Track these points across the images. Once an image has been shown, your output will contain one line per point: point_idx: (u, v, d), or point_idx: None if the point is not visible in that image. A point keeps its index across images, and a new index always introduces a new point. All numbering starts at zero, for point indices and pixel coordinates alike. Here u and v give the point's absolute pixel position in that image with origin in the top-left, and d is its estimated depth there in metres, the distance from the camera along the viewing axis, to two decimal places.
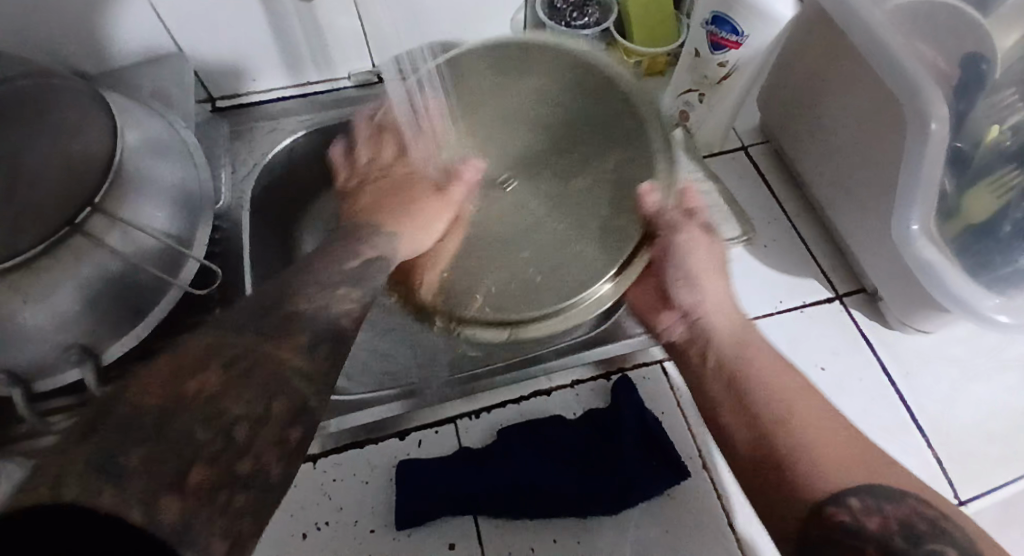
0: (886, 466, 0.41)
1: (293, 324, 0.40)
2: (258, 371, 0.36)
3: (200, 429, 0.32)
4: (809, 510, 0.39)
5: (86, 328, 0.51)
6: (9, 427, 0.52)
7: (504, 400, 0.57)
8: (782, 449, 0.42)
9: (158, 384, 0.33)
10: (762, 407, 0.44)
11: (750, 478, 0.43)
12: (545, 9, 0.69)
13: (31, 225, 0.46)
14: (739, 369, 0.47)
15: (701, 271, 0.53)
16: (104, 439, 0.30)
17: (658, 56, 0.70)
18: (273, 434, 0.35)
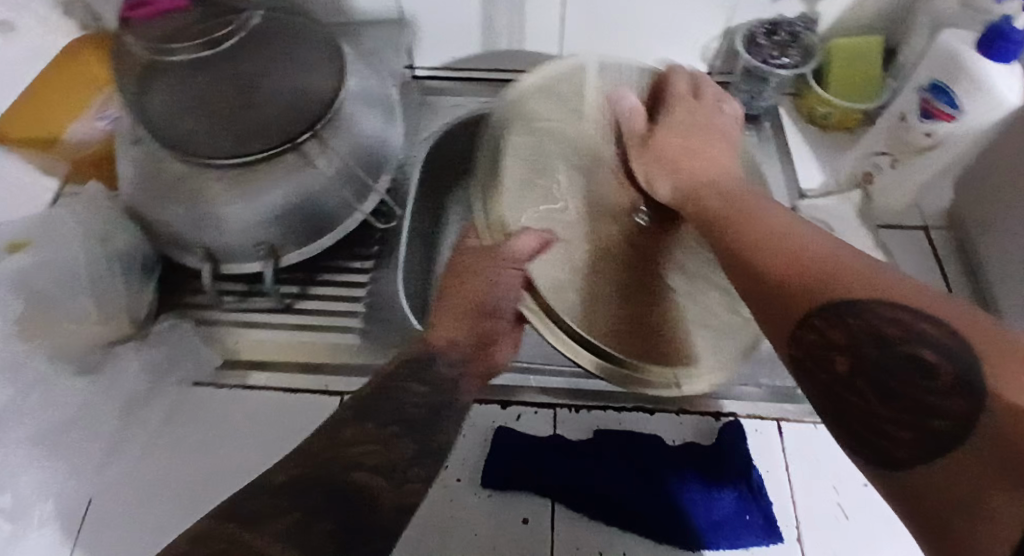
0: (873, 270, 0.28)
1: (393, 385, 0.41)
2: (381, 412, 0.39)
3: (350, 473, 0.35)
4: (793, 323, 0.30)
5: (276, 231, 0.58)
6: (191, 295, 0.61)
7: (607, 405, 0.57)
8: (759, 263, 0.33)
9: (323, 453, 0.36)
10: (759, 235, 0.34)
11: (765, 309, 0.33)
12: (746, 43, 0.68)
13: (262, 137, 0.54)
14: (703, 196, 0.42)
15: (679, 154, 0.46)
16: (276, 498, 0.32)
17: (851, 112, 0.68)
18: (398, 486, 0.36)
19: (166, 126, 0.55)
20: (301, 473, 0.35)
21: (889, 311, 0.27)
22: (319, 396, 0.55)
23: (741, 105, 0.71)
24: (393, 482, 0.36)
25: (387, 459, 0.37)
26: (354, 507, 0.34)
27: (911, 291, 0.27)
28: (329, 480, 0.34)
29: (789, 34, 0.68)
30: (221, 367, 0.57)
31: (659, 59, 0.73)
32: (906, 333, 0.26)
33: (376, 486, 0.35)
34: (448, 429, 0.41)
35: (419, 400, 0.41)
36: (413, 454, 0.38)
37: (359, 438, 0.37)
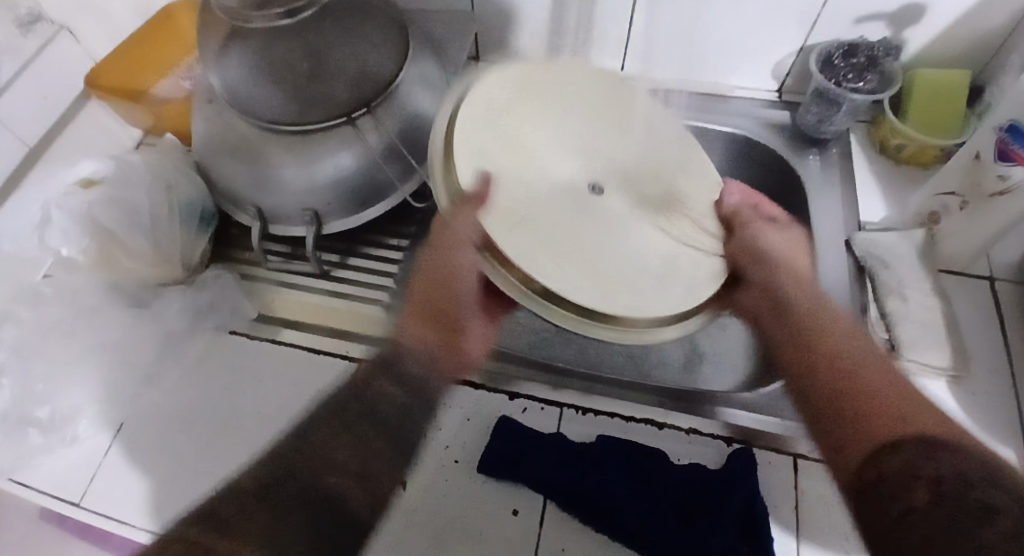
0: (913, 414, 0.43)
1: (363, 386, 0.49)
2: (363, 421, 0.47)
3: (326, 481, 0.43)
4: (868, 455, 0.42)
5: (324, 201, 0.61)
6: (241, 250, 0.65)
7: (615, 413, 0.57)
8: (838, 400, 0.45)
9: (315, 460, 0.44)
10: (839, 387, 0.45)
11: (840, 454, 0.44)
12: (819, 62, 0.65)
13: (322, 111, 0.57)
14: (823, 329, 0.50)
15: (784, 261, 0.56)
16: (260, 499, 0.42)
17: (927, 147, 0.63)
18: (362, 488, 0.45)
19: (239, 91, 0.58)
20: (272, 471, 0.44)
21: (908, 435, 0.41)
22: (340, 360, 0.57)
23: (808, 129, 0.68)
24: (362, 490, 0.45)
25: (360, 486, 0.45)
26: (329, 518, 0.43)
27: (904, 393, 0.44)
28: (309, 490, 0.43)
29: (868, 57, 0.64)
30: (255, 320, 0.60)
31: (726, 73, 0.71)
32: (914, 442, 0.41)
33: (350, 490, 0.44)
34: (414, 431, 0.49)
35: (391, 400, 0.49)
36: (367, 466, 0.46)
37: (343, 454, 0.45)
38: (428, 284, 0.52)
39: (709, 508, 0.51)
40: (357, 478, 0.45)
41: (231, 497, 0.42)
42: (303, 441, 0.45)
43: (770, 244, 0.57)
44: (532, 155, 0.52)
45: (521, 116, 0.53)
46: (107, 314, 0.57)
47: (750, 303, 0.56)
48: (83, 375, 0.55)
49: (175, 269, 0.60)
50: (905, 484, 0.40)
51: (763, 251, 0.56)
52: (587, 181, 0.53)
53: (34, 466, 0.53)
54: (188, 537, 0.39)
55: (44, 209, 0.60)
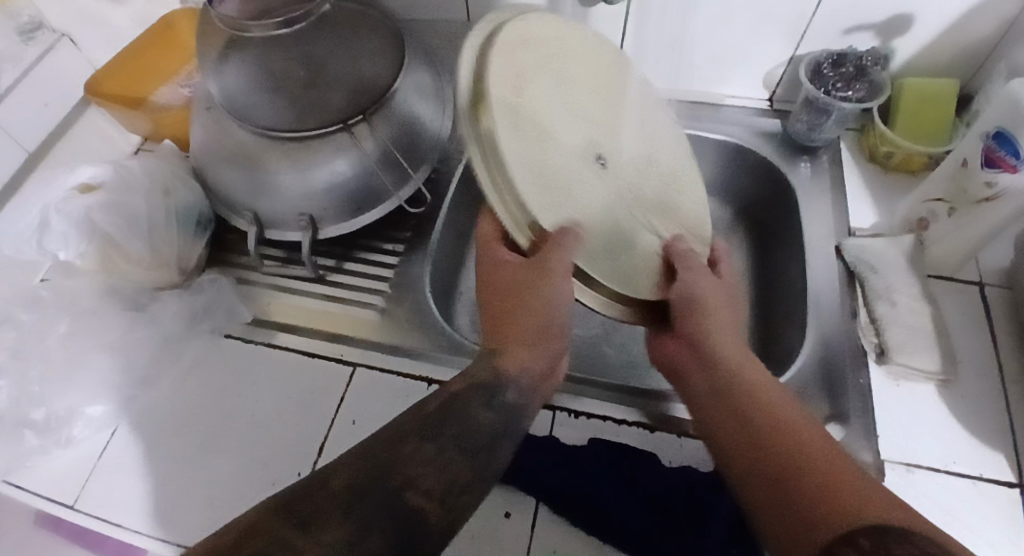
0: (848, 481, 0.34)
1: (450, 406, 0.40)
2: (449, 428, 0.38)
3: (405, 494, 0.33)
4: (822, 549, 0.31)
5: (319, 206, 0.61)
6: (239, 255, 0.66)
7: (607, 416, 0.57)
8: (758, 466, 0.37)
9: (404, 472, 0.35)
10: (767, 460, 0.37)
11: (784, 540, 0.34)
12: (808, 71, 0.66)
13: (317, 117, 0.58)
14: (754, 389, 0.42)
15: (714, 293, 0.51)
16: (323, 511, 0.31)
17: (915, 154, 0.64)
18: (443, 515, 0.34)
19: (237, 98, 0.59)
20: (358, 472, 0.34)
21: (856, 521, 0.31)
22: (334, 363, 0.58)
23: (799, 136, 0.69)
24: (449, 496, 0.35)
25: (441, 482, 0.35)
26: (400, 533, 0.32)
27: (836, 470, 0.35)
28: (381, 496, 0.33)
29: (856, 66, 0.65)
30: (251, 324, 0.61)
31: (718, 82, 0.72)
32: (856, 517, 0.32)
33: (427, 505, 0.34)
34: (508, 454, 0.40)
35: (481, 424, 0.40)
36: (467, 480, 0.36)
37: (419, 457, 0.36)
38: (499, 300, 0.47)
39: (700, 510, 0.51)
40: (445, 490, 0.35)
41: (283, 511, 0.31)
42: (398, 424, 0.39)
43: (701, 285, 0.51)
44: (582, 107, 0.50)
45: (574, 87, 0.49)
46: (104, 317, 0.58)
47: (680, 349, 0.49)
48: (80, 377, 0.55)
49: (172, 272, 0.61)
50: None
51: (705, 282, 0.51)
52: (595, 152, 0.50)
53: (29, 468, 0.53)
54: (271, 533, 0.30)
55: (42, 213, 0.60)
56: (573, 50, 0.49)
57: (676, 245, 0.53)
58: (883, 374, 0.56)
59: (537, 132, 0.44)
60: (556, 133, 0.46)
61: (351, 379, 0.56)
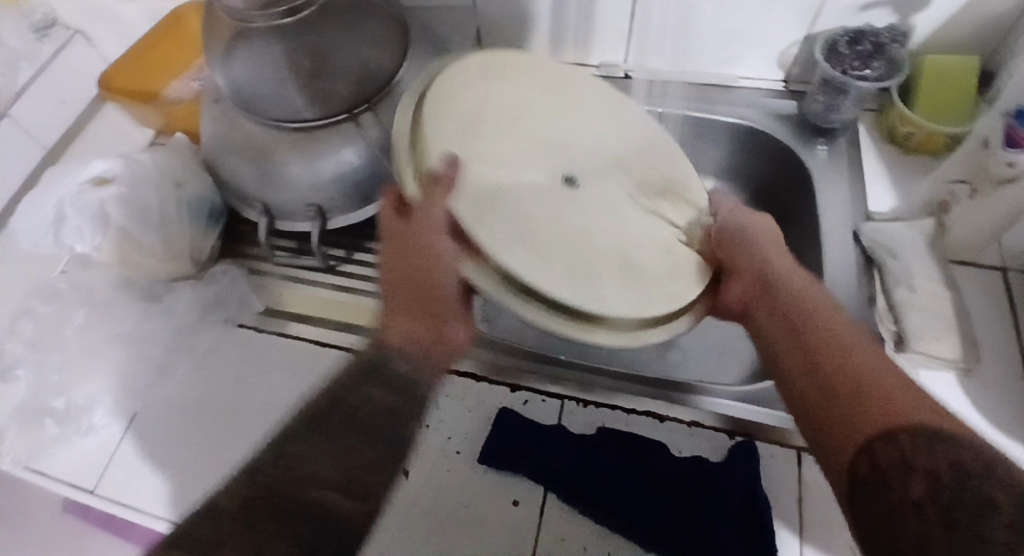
0: (902, 388, 0.38)
1: (352, 382, 0.44)
2: (330, 422, 0.43)
3: (309, 492, 0.41)
4: (856, 453, 0.36)
5: (327, 196, 0.62)
6: (250, 246, 0.67)
7: (616, 405, 0.57)
8: (811, 379, 0.41)
9: (285, 472, 0.41)
10: (824, 377, 0.40)
11: (808, 420, 0.40)
12: (824, 50, 0.63)
13: (324, 106, 0.59)
14: (801, 313, 0.45)
15: (757, 248, 0.50)
16: (257, 536, 0.39)
17: (935, 134, 0.62)
18: (359, 499, 0.41)
19: (244, 87, 0.60)
20: (256, 493, 0.40)
21: (919, 428, 0.35)
22: (343, 352, 0.58)
23: (814, 118, 0.67)
24: (359, 498, 0.41)
25: (348, 505, 0.41)
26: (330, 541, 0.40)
27: (885, 371, 0.39)
28: (306, 507, 0.40)
29: (873, 45, 0.63)
30: (262, 313, 0.61)
31: (730, 63, 0.70)
32: (962, 464, 0.34)
33: (338, 502, 0.41)
34: (410, 429, 0.43)
35: (376, 404, 0.43)
36: (375, 462, 0.43)
37: (322, 462, 0.42)
38: (402, 255, 0.45)
39: (710, 498, 0.51)
40: (352, 490, 0.41)
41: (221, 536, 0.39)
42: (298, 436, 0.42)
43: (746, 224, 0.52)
44: (547, 140, 0.53)
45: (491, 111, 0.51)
46: (120, 308, 0.59)
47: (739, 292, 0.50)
48: (98, 367, 0.57)
49: (185, 263, 0.62)
50: (895, 503, 0.34)
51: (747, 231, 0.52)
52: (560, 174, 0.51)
53: (49, 456, 0.55)
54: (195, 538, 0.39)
55: (58, 207, 0.62)
56: (516, 83, 0.54)
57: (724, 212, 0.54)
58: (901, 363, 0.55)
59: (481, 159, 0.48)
60: (511, 165, 0.49)
61: None
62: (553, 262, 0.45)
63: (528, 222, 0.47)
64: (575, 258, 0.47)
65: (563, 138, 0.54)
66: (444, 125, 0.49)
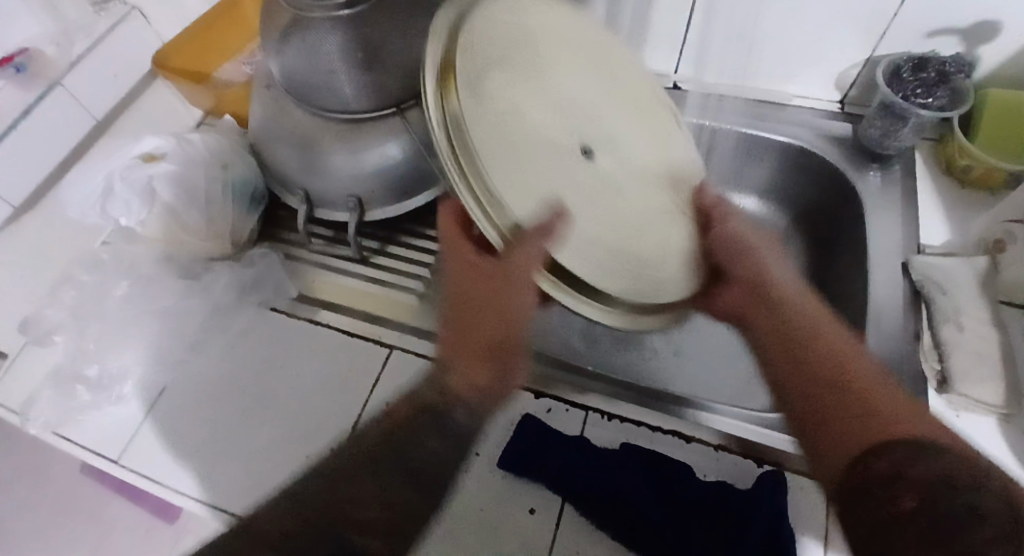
0: (905, 407, 0.41)
1: (405, 424, 0.45)
2: (390, 471, 0.44)
3: (347, 526, 0.41)
4: (849, 459, 0.40)
5: (368, 188, 0.62)
6: (288, 232, 0.67)
7: (642, 422, 0.56)
8: (809, 393, 0.44)
9: (332, 506, 0.42)
10: (824, 392, 0.43)
11: (808, 442, 0.43)
12: (886, 75, 0.61)
13: (372, 97, 0.59)
14: (788, 335, 0.48)
15: (749, 245, 0.53)
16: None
17: (995, 169, 0.59)
18: (393, 534, 0.42)
19: (294, 75, 0.60)
20: (295, 525, 0.41)
21: (911, 442, 0.39)
22: (372, 344, 0.58)
23: (870, 144, 0.64)
24: (389, 542, 0.42)
25: (384, 519, 0.42)
26: None
27: (881, 389, 0.42)
28: (333, 535, 0.41)
29: (938, 72, 0.60)
30: (295, 299, 0.62)
31: (784, 81, 0.69)
32: (952, 474, 0.37)
33: (374, 548, 0.41)
34: (452, 472, 0.46)
35: (433, 449, 0.45)
36: (415, 506, 0.44)
37: (357, 495, 0.42)
38: (471, 283, 0.46)
39: (734, 526, 0.49)
40: (385, 521, 0.42)
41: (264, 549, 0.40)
42: (339, 475, 0.43)
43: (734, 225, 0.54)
44: (571, 116, 0.48)
45: (523, 94, 0.46)
46: (160, 281, 0.60)
47: (732, 299, 0.53)
48: (133, 339, 0.58)
49: (224, 243, 0.63)
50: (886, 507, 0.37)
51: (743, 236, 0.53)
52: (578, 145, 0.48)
53: (80, 421, 0.56)
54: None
55: (107, 180, 0.63)
56: (560, 50, 0.50)
57: (721, 204, 0.55)
58: (941, 404, 0.52)
59: (508, 145, 0.44)
60: (536, 161, 0.45)
61: (386, 361, 0.57)
62: (597, 247, 0.47)
63: (606, 231, 0.47)
64: (608, 248, 0.48)
65: (582, 107, 0.50)
66: (486, 112, 0.44)
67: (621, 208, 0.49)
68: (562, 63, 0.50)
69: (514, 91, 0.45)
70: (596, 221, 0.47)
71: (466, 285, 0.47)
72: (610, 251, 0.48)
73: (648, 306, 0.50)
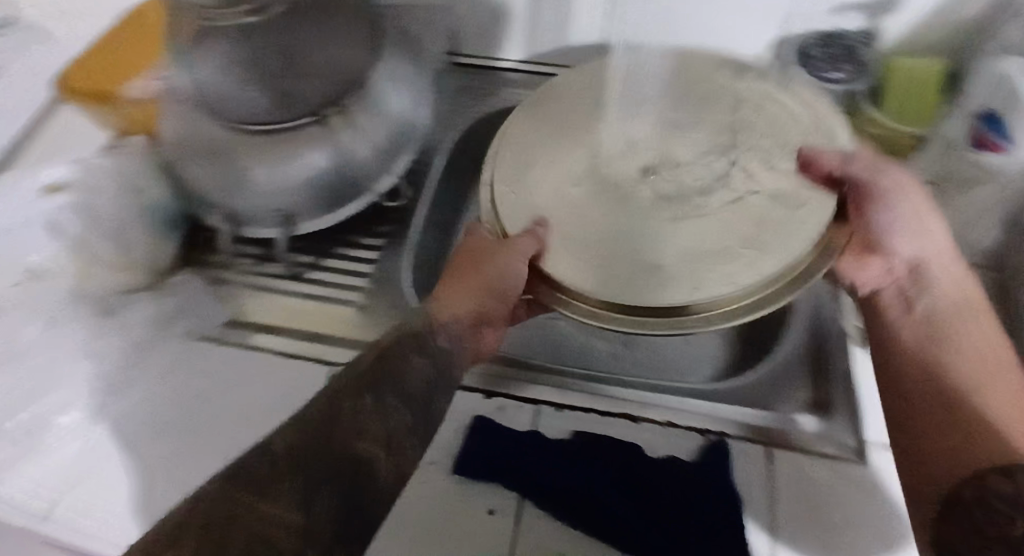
0: None
1: (394, 354, 0.45)
2: (386, 385, 0.43)
3: (356, 446, 0.38)
4: None
5: (295, 201, 0.60)
6: (213, 255, 0.65)
7: (590, 408, 0.57)
8: (1007, 476, 0.40)
9: (345, 430, 0.39)
10: None
11: None
12: (797, 54, 0.65)
13: (289, 107, 0.57)
14: None
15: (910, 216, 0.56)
16: (313, 467, 0.37)
17: (900, 135, 0.63)
18: (405, 441, 0.41)
19: (211, 92, 0.58)
20: (297, 439, 0.38)
21: None
22: (314, 362, 0.56)
23: None
24: (392, 453, 0.40)
25: (388, 430, 0.41)
26: (357, 483, 0.37)
27: None
28: (337, 452, 0.38)
29: (844, 47, 0.64)
30: (225, 326, 0.59)
31: None
32: None
33: (378, 459, 0.39)
34: (443, 400, 0.46)
35: (417, 372, 0.45)
36: (411, 426, 0.42)
37: (360, 412, 0.40)
38: (456, 273, 0.54)
39: (687, 500, 0.51)
40: (393, 439, 0.40)
41: (291, 452, 0.37)
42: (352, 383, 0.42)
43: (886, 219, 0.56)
44: (683, 156, 0.60)
45: (659, 146, 0.61)
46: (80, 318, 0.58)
47: (876, 280, 0.58)
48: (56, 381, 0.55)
49: (146, 272, 0.60)
50: None
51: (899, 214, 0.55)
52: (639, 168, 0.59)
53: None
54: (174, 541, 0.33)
55: (21, 215, 0.61)
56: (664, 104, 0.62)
57: (875, 183, 0.55)
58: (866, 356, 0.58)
59: (689, 209, 0.56)
60: (664, 237, 0.54)
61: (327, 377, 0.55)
62: (665, 278, 0.50)
63: (607, 243, 0.53)
64: (642, 265, 0.52)
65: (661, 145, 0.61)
66: (621, 169, 0.59)
67: (708, 236, 0.53)
68: (627, 107, 0.63)
69: (673, 150, 0.60)
70: (658, 249, 0.53)
71: (454, 280, 0.53)
72: (694, 270, 0.51)
73: (726, 310, 0.48)
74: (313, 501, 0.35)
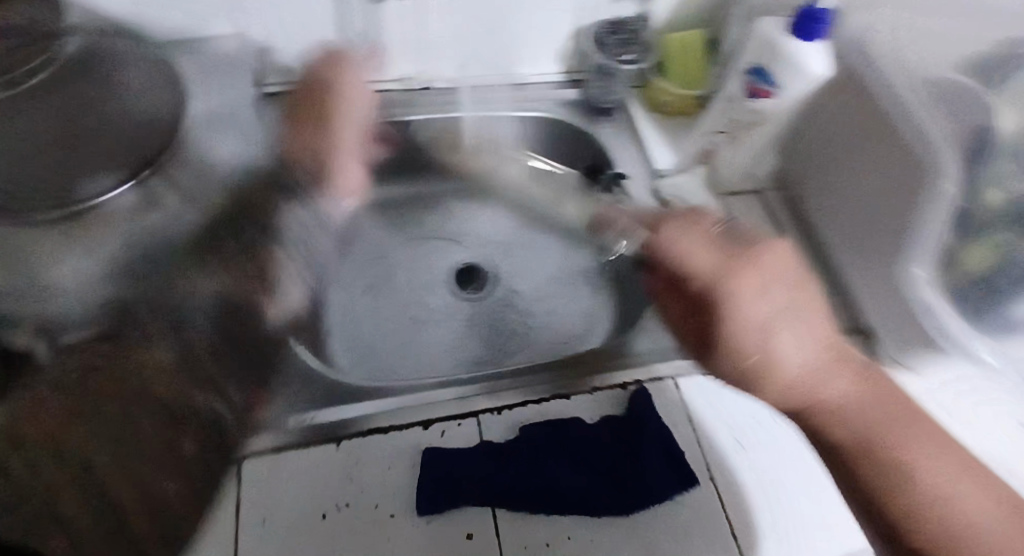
0: (900, 464, 0.43)
1: (133, 320, 0.58)
2: (125, 370, 0.53)
3: (193, 413, 0.53)
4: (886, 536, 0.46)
5: None
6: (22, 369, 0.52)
7: (525, 400, 0.59)
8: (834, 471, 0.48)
9: (137, 397, 0.52)
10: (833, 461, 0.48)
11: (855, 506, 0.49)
12: (593, 43, 0.73)
13: None
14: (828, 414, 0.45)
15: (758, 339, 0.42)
16: (71, 441, 0.48)
17: (688, 97, 0.74)
18: (205, 427, 0.53)
19: None
20: (69, 408, 0.49)
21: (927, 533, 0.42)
22: None
23: (594, 100, 0.75)
24: (220, 438, 0.54)
25: (197, 416, 0.53)
26: (199, 428, 0.53)
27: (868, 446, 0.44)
28: (123, 436, 0.50)
29: (630, 30, 0.73)
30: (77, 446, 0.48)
31: (514, 62, 0.75)
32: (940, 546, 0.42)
33: (216, 413, 0.55)
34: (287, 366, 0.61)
35: (154, 359, 0.55)
36: (212, 388, 0.56)
37: (125, 404, 0.51)
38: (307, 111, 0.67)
39: (635, 452, 0.56)
40: (189, 421, 0.53)
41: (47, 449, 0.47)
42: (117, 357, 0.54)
43: (768, 298, 0.43)
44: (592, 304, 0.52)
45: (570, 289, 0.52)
46: None
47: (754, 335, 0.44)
48: None
49: None
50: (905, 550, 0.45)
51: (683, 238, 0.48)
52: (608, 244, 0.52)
53: None
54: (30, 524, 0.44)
55: None
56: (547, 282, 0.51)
57: (734, 288, 0.43)
58: None
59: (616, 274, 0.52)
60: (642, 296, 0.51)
61: None
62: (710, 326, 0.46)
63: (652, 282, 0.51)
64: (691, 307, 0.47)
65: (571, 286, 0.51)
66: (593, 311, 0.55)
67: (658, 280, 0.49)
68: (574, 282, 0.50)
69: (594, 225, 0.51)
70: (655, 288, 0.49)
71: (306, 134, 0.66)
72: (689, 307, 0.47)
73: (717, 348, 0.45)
74: (92, 495, 0.47)
